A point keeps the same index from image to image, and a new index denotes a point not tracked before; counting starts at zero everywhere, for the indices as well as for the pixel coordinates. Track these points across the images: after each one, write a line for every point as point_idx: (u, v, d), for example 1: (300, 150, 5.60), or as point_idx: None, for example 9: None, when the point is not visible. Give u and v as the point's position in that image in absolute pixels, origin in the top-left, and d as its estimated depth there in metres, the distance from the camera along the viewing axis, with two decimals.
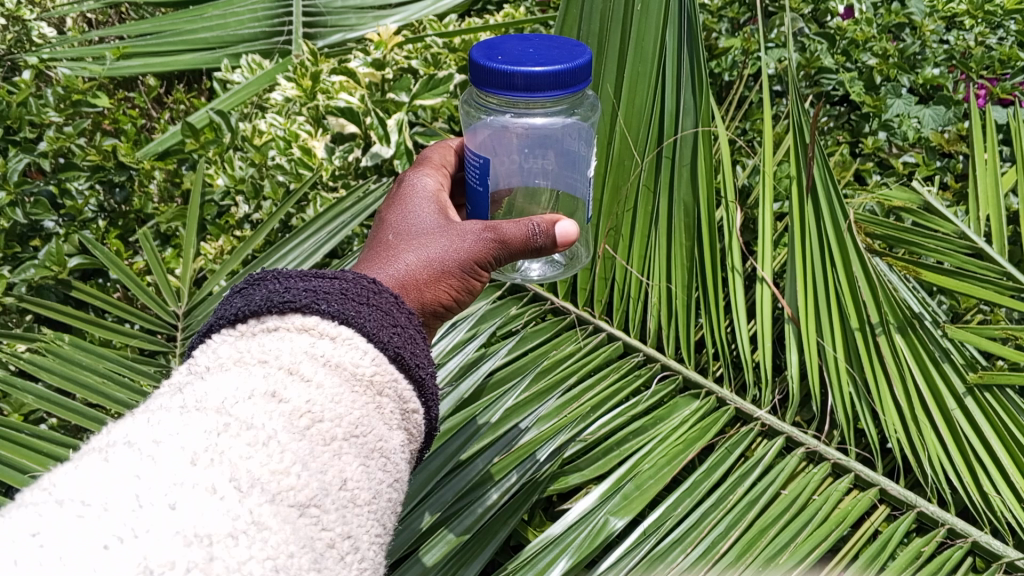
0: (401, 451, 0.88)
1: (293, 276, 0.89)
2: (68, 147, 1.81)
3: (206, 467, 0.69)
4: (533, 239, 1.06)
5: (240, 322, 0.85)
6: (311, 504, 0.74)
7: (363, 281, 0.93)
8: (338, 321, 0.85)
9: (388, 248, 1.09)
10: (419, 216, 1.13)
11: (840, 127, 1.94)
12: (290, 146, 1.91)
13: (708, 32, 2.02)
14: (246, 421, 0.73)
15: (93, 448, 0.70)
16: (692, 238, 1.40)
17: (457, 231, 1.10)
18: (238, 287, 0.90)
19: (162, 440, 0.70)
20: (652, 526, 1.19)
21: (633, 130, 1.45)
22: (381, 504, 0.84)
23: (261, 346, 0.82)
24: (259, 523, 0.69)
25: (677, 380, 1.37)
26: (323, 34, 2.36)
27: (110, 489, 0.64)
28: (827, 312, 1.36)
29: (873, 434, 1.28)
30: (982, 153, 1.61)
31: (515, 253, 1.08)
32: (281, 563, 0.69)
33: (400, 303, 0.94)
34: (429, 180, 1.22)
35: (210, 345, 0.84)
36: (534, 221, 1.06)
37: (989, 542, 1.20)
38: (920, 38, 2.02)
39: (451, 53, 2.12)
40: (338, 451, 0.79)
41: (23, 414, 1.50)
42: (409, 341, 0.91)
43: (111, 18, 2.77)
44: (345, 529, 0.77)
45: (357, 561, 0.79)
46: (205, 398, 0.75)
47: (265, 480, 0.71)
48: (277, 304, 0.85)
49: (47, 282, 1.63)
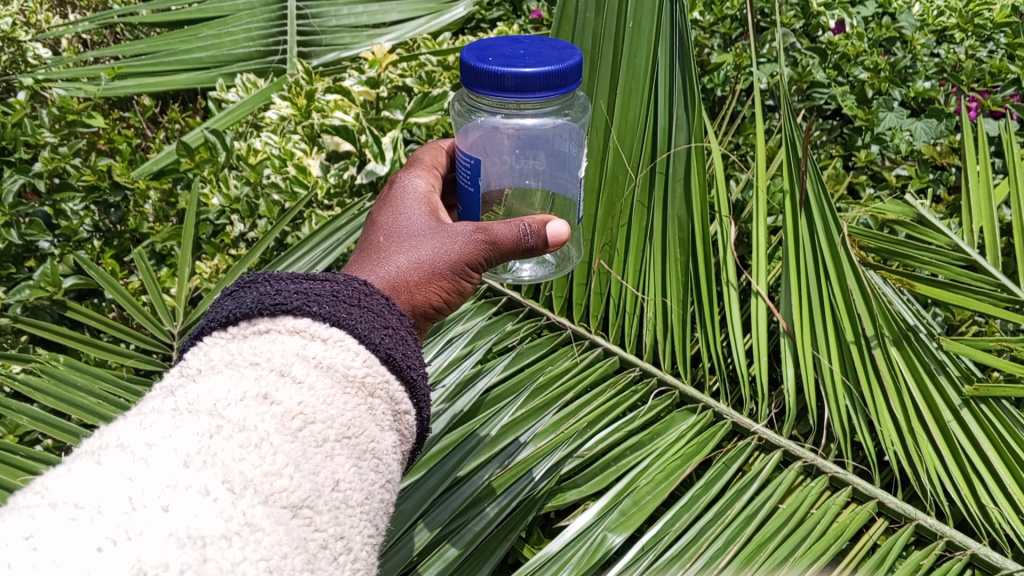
0: (393, 452, 0.88)
1: (284, 278, 0.89)
2: (63, 167, 1.82)
3: (198, 469, 0.68)
4: (525, 239, 1.08)
5: (231, 324, 0.85)
6: (304, 505, 0.73)
7: (354, 283, 0.92)
8: (329, 323, 0.85)
9: (378, 250, 1.09)
10: (410, 218, 1.13)
11: (833, 141, 1.95)
12: (286, 165, 1.90)
13: (700, 47, 2.04)
14: (238, 423, 0.73)
15: (85, 452, 0.69)
16: (687, 255, 1.40)
17: (448, 233, 1.10)
18: (229, 290, 0.89)
19: (154, 442, 0.69)
20: (650, 542, 1.18)
21: (627, 145, 1.44)
22: (373, 505, 0.83)
23: (252, 348, 0.81)
24: (253, 524, 0.68)
25: (674, 396, 1.37)
26: (318, 53, 2.37)
27: (101, 492, 0.64)
28: (823, 325, 1.35)
29: (871, 447, 1.27)
30: (974, 165, 1.62)
31: (505, 254, 1.10)
32: (275, 564, 0.68)
33: (391, 305, 0.94)
34: (420, 182, 1.22)
35: (202, 348, 0.83)
36: (525, 222, 1.08)
37: (988, 555, 1.19)
38: (911, 51, 2.03)
39: (445, 70, 2.13)
40: (330, 452, 0.78)
41: (18, 435, 1.49)
42: (401, 342, 0.90)
43: (106, 39, 2.78)
44: (338, 530, 0.76)
45: (350, 561, 0.78)
46: (197, 400, 0.74)
47: (257, 482, 0.71)
48: (269, 306, 0.85)
49: (42, 302, 1.63)
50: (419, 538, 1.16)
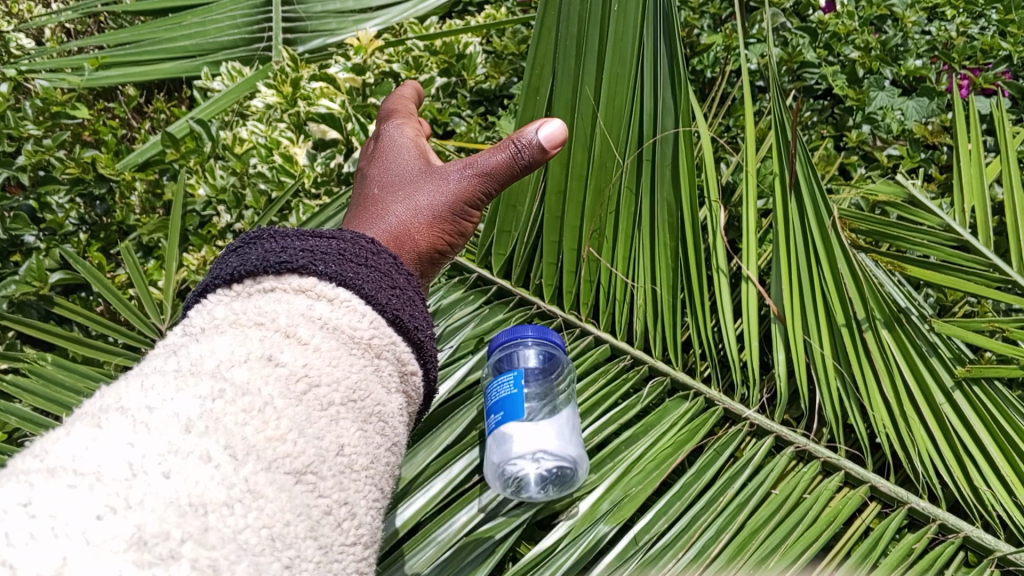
0: (399, 414, 0.87)
1: (290, 236, 0.87)
2: (47, 160, 1.78)
3: (200, 435, 0.67)
4: (518, 157, 1.06)
5: (236, 282, 0.84)
6: (308, 470, 0.73)
7: (361, 240, 0.91)
8: (336, 283, 0.84)
9: (374, 203, 1.09)
10: (403, 165, 1.13)
11: (823, 121, 1.93)
12: (272, 154, 1.87)
13: (690, 28, 2.01)
14: (241, 387, 0.72)
15: (86, 415, 0.69)
16: (676, 239, 1.39)
17: (442, 175, 1.10)
18: (233, 247, 0.88)
19: (156, 406, 0.68)
20: (643, 533, 1.20)
21: (613, 131, 1.40)
22: (378, 468, 0.82)
23: (256, 308, 0.80)
24: (255, 491, 0.68)
25: (665, 382, 1.37)
26: (304, 40, 2.31)
27: (102, 458, 0.63)
28: (813, 310, 1.33)
29: (862, 430, 1.28)
30: (966, 144, 1.60)
31: (501, 180, 1.08)
32: (278, 531, 0.68)
33: (398, 265, 0.92)
34: (404, 129, 1.20)
35: (206, 306, 0.82)
36: (514, 140, 1.06)
37: (982, 537, 1.21)
38: (901, 30, 2.01)
39: (432, 55, 2.09)
40: (335, 416, 0.77)
41: (7, 433, 1.49)
42: (408, 303, 0.89)
43: (91, 28, 2.73)
44: (342, 495, 0.76)
45: (354, 527, 0.77)
46: (200, 362, 0.74)
47: (260, 447, 0.70)
48: (274, 264, 0.83)
49: (27, 297, 1.61)
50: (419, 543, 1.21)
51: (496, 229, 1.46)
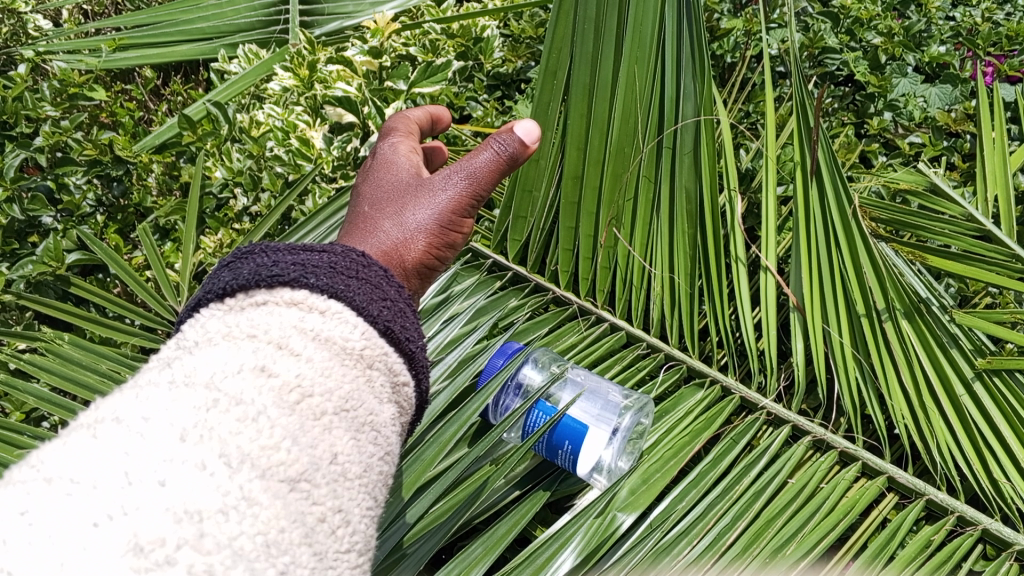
0: (393, 424, 0.87)
1: (281, 249, 0.88)
2: (64, 141, 1.81)
3: (195, 443, 0.68)
4: (504, 157, 1.11)
5: (229, 296, 0.84)
6: (302, 478, 0.73)
7: (353, 255, 0.91)
8: (327, 295, 0.84)
9: (365, 221, 1.09)
10: (391, 180, 1.13)
11: (845, 108, 1.91)
12: (289, 137, 1.87)
13: (710, 12, 1.97)
14: (234, 396, 0.72)
15: (82, 424, 0.70)
16: (696, 225, 1.37)
17: (429, 187, 1.10)
18: (226, 261, 0.88)
19: (151, 417, 0.69)
20: (659, 519, 1.21)
21: (631, 118, 1.37)
22: (372, 477, 0.83)
23: (249, 320, 0.80)
24: (250, 498, 0.68)
25: (682, 370, 1.38)
26: (320, 22, 2.27)
27: (98, 466, 0.64)
28: (832, 300, 1.32)
29: (881, 421, 1.28)
30: (990, 132, 1.57)
31: (488, 182, 1.11)
32: (273, 538, 0.69)
33: (390, 277, 0.93)
34: (390, 143, 1.19)
35: (199, 320, 0.82)
36: (496, 142, 1.12)
37: (1000, 530, 1.22)
38: (925, 15, 1.97)
39: (449, 39, 2.07)
40: (327, 426, 0.77)
41: (24, 412, 1.51)
42: (400, 314, 0.89)
43: (108, 9, 2.73)
44: (336, 503, 0.76)
45: (348, 534, 0.78)
46: (194, 372, 0.74)
47: (255, 456, 0.70)
48: (266, 278, 0.84)
49: (44, 278, 1.63)
50: (414, 513, 1.16)
51: (511, 214, 1.45)
